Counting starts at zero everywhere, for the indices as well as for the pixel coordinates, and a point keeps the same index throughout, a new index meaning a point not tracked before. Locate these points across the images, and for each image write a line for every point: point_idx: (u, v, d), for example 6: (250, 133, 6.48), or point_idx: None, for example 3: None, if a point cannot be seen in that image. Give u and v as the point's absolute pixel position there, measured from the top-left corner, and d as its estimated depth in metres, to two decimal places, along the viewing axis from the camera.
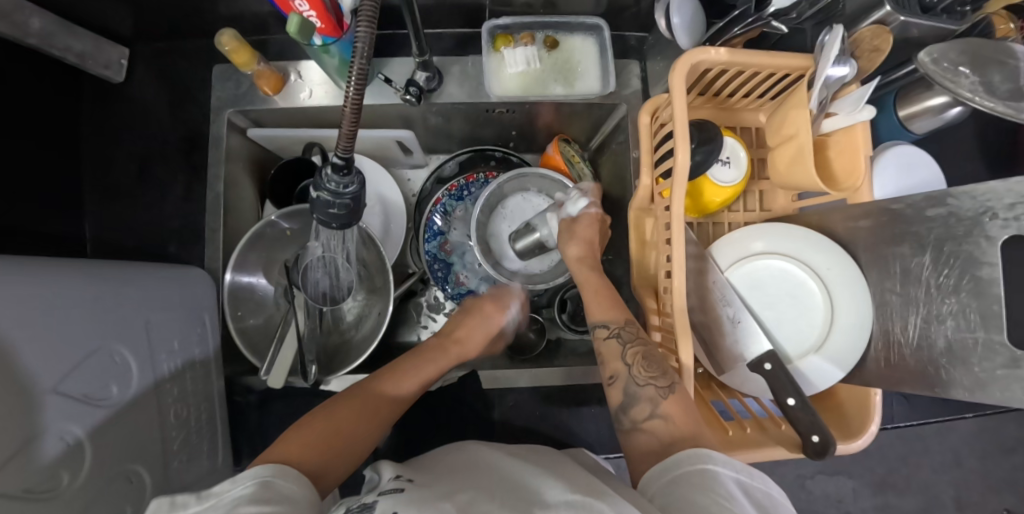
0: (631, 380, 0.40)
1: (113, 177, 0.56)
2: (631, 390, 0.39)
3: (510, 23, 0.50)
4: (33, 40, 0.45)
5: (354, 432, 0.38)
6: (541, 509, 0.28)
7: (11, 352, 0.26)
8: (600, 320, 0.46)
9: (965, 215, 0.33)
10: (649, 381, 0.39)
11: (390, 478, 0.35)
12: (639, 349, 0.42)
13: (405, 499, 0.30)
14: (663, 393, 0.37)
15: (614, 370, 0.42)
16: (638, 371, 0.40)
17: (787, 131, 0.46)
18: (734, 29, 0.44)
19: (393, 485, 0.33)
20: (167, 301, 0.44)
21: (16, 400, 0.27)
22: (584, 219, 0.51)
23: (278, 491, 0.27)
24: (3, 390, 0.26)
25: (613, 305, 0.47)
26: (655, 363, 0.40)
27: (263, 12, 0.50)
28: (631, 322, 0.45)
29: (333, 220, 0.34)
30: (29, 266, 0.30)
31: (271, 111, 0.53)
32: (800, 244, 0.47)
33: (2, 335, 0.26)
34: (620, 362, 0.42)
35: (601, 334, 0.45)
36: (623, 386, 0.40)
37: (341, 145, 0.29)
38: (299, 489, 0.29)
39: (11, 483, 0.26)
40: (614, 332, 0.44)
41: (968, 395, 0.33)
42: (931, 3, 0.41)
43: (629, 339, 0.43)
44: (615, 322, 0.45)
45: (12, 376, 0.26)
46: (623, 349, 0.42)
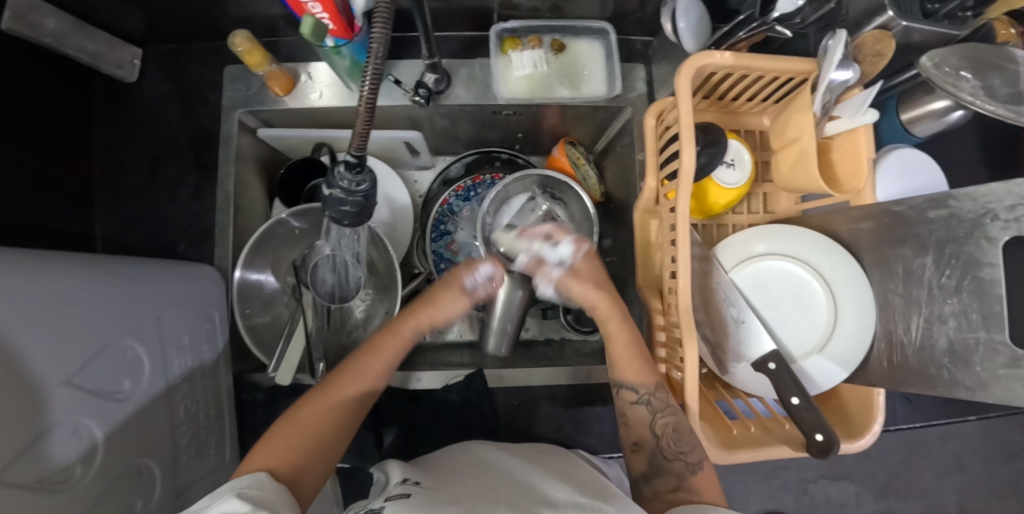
0: (659, 452, 0.42)
1: (123, 176, 0.56)
2: (658, 461, 0.42)
3: (517, 27, 0.50)
4: (47, 40, 0.46)
5: (323, 429, 0.39)
6: (549, 510, 0.29)
7: (26, 345, 0.27)
8: (628, 382, 0.45)
9: (966, 217, 0.34)
10: (678, 455, 0.42)
11: (398, 482, 0.35)
12: (669, 420, 0.42)
13: (414, 503, 0.30)
14: (692, 469, 0.41)
15: (640, 438, 0.44)
16: (668, 444, 0.42)
17: (790, 134, 0.46)
18: (739, 33, 0.45)
19: (400, 490, 0.33)
20: (177, 298, 0.44)
21: (32, 390, 0.27)
22: (579, 258, 0.50)
23: (255, 498, 0.28)
24: (20, 380, 0.26)
25: (642, 367, 0.45)
26: (684, 437, 0.41)
27: (274, 14, 0.51)
28: (661, 385, 0.44)
29: (345, 217, 0.35)
30: (44, 262, 0.31)
31: (281, 113, 0.54)
32: (804, 245, 0.48)
33: (20, 326, 0.27)
34: (647, 431, 0.44)
35: (628, 398, 0.45)
36: (650, 456, 0.43)
37: (355, 142, 0.30)
38: (278, 495, 0.30)
39: (22, 473, 0.26)
40: (643, 397, 0.44)
41: (970, 394, 0.34)
42: (932, 8, 0.42)
43: (659, 408, 0.43)
44: (643, 387, 0.44)
45: (30, 367, 0.27)
46: (652, 419, 0.43)
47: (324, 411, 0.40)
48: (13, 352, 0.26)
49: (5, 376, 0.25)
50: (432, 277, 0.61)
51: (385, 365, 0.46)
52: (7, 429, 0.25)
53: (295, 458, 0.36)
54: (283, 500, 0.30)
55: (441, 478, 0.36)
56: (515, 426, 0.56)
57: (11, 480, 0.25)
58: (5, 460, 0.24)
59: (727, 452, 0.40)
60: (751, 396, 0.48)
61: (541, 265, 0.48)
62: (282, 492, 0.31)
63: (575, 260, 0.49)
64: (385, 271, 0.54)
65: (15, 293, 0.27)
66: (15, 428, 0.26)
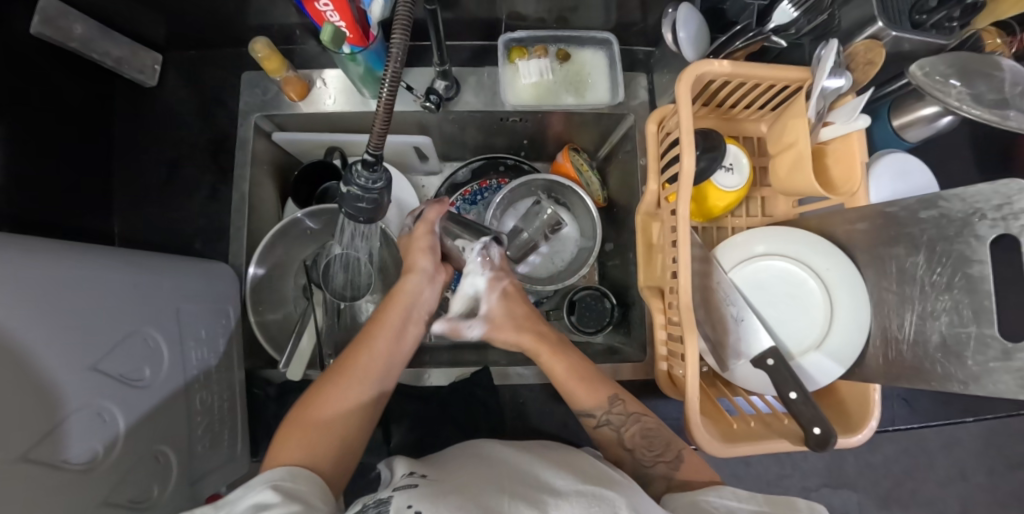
0: (638, 463, 0.42)
1: (141, 176, 0.58)
2: (642, 471, 0.42)
3: (525, 37, 0.53)
4: (73, 44, 0.48)
5: (341, 412, 0.39)
6: (554, 503, 0.29)
7: (54, 330, 0.28)
8: (584, 411, 0.44)
9: (956, 216, 0.35)
10: (656, 459, 0.42)
11: (402, 475, 0.36)
12: (635, 429, 0.43)
13: (421, 493, 0.31)
14: (673, 466, 0.41)
15: (617, 457, 0.44)
16: (642, 452, 0.42)
17: (787, 139, 0.48)
18: (735, 43, 0.47)
19: (406, 482, 0.34)
20: (194, 291, 0.46)
21: (60, 372, 0.29)
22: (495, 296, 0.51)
23: (290, 491, 0.30)
24: (45, 365, 0.27)
25: (593, 389, 0.44)
26: (656, 438, 0.43)
27: (292, 23, 0.53)
28: (615, 399, 0.44)
29: (360, 214, 0.37)
30: (74, 255, 0.32)
31: (296, 117, 0.56)
32: (799, 246, 0.49)
33: (48, 313, 0.28)
34: (621, 448, 0.43)
35: (592, 424, 0.44)
36: (632, 468, 0.42)
37: (372, 143, 0.32)
38: (311, 488, 0.32)
39: (49, 450, 0.27)
40: (603, 420, 0.44)
41: (963, 387, 0.35)
42: (921, 18, 0.44)
43: (620, 422, 0.44)
44: (599, 410, 0.44)
45: (53, 352, 0.28)
46: (620, 435, 0.44)
47: (333, 398, 0.39)
48: (44, 336, 0.27)
49: (33, 359, 0.27)
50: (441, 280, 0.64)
51: (393, 332, 0.45)
52: (31, 411, 0.26)
53: (326, 443, 0.37)
54: (316, 493, 0.32)
55: (446, 470, 0.37)
56: (522, 423, 0.57)
57: (37, 456, 0.26)
58: (31, 437, 0.26)
59: (731, 446, 0.42)
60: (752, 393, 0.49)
61: (458, 331, 0.50)
62: (314, 485, 0.32)
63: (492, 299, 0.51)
64: (395, 271, 0.55)
65: (42, 283, 0.28)
66: (41, 407, 0.27)
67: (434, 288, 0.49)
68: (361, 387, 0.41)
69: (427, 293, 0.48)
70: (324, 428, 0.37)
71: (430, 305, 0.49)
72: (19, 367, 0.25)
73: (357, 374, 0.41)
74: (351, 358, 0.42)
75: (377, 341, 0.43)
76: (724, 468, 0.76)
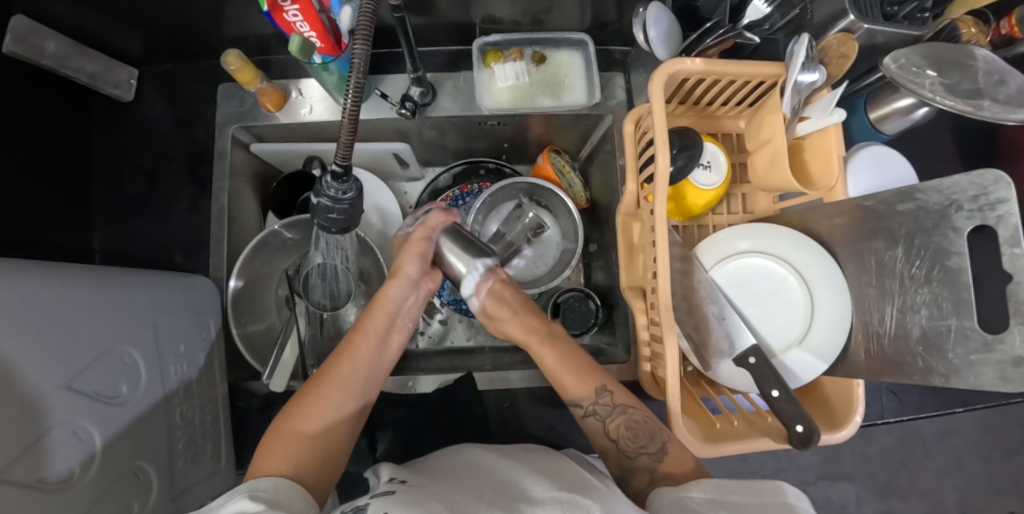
0: (623, 454, 0.42)
1: (121, 191, 0.58)
2: (625, 464, 0.41)
3: (500, 40, 0.53)
4: (48, 62, 0.48)
5: (325, 422, 0.39)
6: (530, 508, 0.29)
7: (26, 351, 0.28)
8: (572, 400, 0.45)
9: (933, 208, 0.35)
10: (639, 451, 0.41)
11: (385, 481, 0.36)
12: (621, 421, 0.43)
13: (398, 499, 0.31)
14: (656, 458, 0.39)
15: (603, 448, 0.44)
16: (626, 444, 0.42)
17: (763, 136, 0.48)
18: (707, 40, 0.47)
19: (385, 488, 0.33)
20: (173, 306, 0.45)
21: (31, 393, 0.28)
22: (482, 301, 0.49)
23: (269, 500, 0.29)
24: (16, 388, 0.27)
25: (581, 377, 0.45)
26: (639, 430, 0.42)
27: (266, 34, 0.53)
28: (603, 389, 0.44)
29: (332, 224, 0.37)
30: (46, 274, 0.32)
31: (274, 127, 0.56)
32: (781, 242, 0.49)
33: (21, 334, 0.28)
34: (607, 439, 0.43)
35: (578, 415, 0.45)
36: (617, 460, 0.42)
37: (340, 154, 0.32)
38: (292, 497, 0.31)
39: (24, 471, 0.27)
40: (590, 409, 0.44)
41: (945, 381, 0.34)
42: (892, 10, 0.44)
43: (606, 413, 0.44)
44: (586, 400, 0.44)
45: (24, 374, 0.28)
46: (605, 426, 0.43)
47: (314, 409, 0.39)
48: (13, 357, 0.27)
49: (3, 382, 0.26)
50: None
51: (376, 340, 0.44)
52: (7, 431, 0.26)
53: (309, 454, 0.36)
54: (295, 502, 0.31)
55: (427, 477, 0.36)
56: (510, 428, 0.56)
57: (14, 477, 0.26)
58: (9, 457, 0.26)
59: (712, 446, 0.41)
60: (736, 391, 0.49)
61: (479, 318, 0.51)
62: (299, 497, 0.31)
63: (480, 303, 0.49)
64: (377, 280, 0.55)
65: (15, 303, 0.28)
66: (17, 428, 0.27)
67: (418, 294, 0.48)
68: (345, 397, 0.41)
69: (411, 300, 0.48)
70: (306, 438, 0.37)
71: (414, 313, 0.48)
72: None
73: (342, 383, 0.41)
74: (334, 368, 0.42)
75: (359, 349, 0.43)
76: (719, 465, 0.76)
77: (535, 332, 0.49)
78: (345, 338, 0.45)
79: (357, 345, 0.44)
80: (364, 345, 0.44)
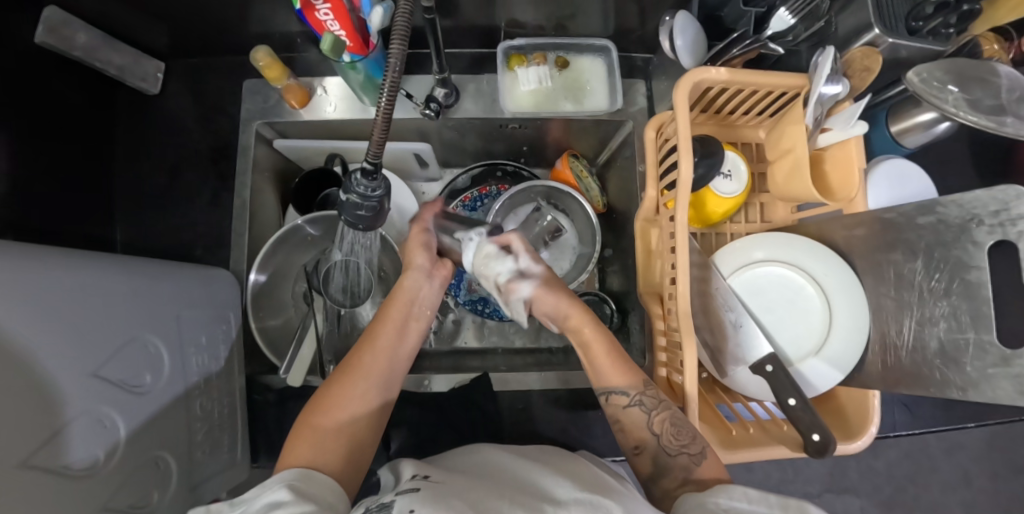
0: (661, 450, 0.39)
1: (143, 183, 0.59)
2: (662, 460, 0.39)
3: (524, 44, 0.53)
4: (78, 53, 0.49)
5: (344, 416, 0.38)
6: (553, 508, 0.30)
7: (54, 339, 0.29)
8: (617, 387, 0.42)
9: (954, 222, 0.35)
10: (680, 449, 0.39)
11: (409, 477, 0.36)
12: (665, 415, 0.40)
13: (423, 496, 0.31)
14: (697, 460, 0.38)
15: (640, 441, 0.41)
16: (669, 440, 0.39)
17: (784, 146, 0.48)
18: (733, 50, 0.48)
19: (410, 485, 0.34)
20: (195, 298, 0.46)
21: (56, 381, 0.29)
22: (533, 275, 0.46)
23: (305, 492, 0.30)
24: (41, 376, 0.27)
25: (628, 369, 0.43)
26: (684, 428, 0.40)
27: (293, 32, 0.54)
28: (648, 381, 0.42)
29: (360, 221, 0.38)
30: (76, 263, 0.33)
31: (297, 124, 0.57)
32: (799, 253, 0.49)
33: (46, 322, 0.28)
34: (646, 431, 0.41)
35: (620, 403, 0.42)
36: (653, 456, 0.40)
37: (371, 151, 0.33)
38: (325, 491, 0.32)
39: (49, 457, 0.28)
40: (635, 399, 0.41)
41: (961, 394, 0.35)
42: (917, 25, 0.43)
43: (652, 405, 0.41)
44: (633, 388, 0.41)
45: (51, 361, 0.28)
46: (649, 418, 0.40)
47: (338, 403, 0.39)
48: (39, 346, 0.27)
49: (33, 364, 0.27)
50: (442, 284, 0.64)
51: (393, 330, 0.44)
52: (30, 418, 0.26)
53: (332, 447, 0.36)
54: (327, 495, 0.32)
55: (447, 475, 0.37)
56: (522, 430, 0.56)
57: (38, 462, 0.27)
58: (31, 445, 0.26)
59: (729, 451, 0.42)
60: (751, 399, 0.49)
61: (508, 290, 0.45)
62: (333, 486, 0.33)
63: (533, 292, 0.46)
64: (395, 277, 0.56)
65: (43, 291, 0.29)
66: (43, 415, 0.27)
67: (433, 284, 0.48)
68: (365, 390, 0.40)
69: (426, 289, 0.47)
70: (331, 432, 0.37)
71: (431, 303, 0.48)
72: (17, 374, 0.25)
73: (361, 375, 0.41)
74: (356, 360, 0.42)
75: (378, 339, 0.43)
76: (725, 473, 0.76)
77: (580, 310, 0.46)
78: (365, 331, 0.45)
79: (376, 336, 0.43)
80: (383, 336, 0.43)
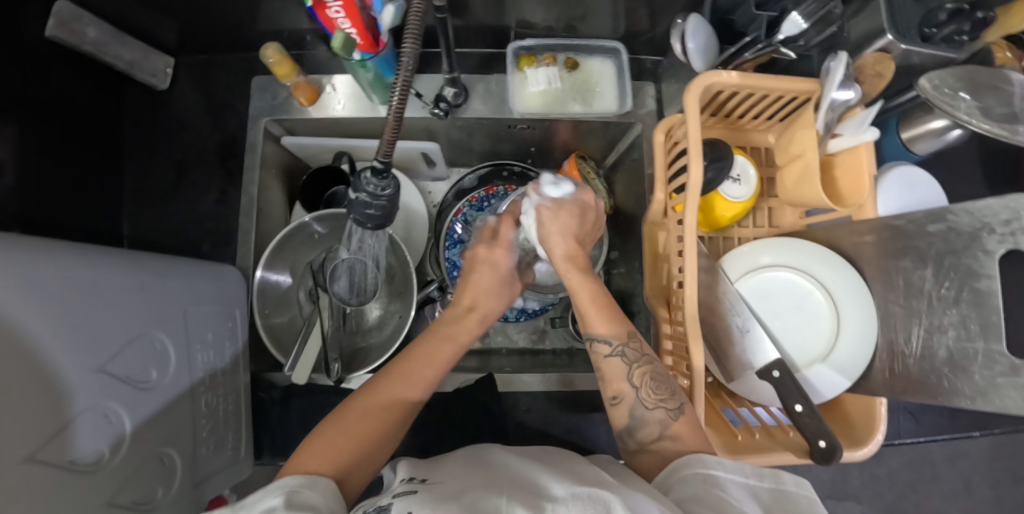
0: (638, 403, 0.39)
1: (151, 179, 0.59)
2: (638, 413, 0.39)
3: (534, 45, 0.53)
4: (87, 47, 0.49)
5: (377, 432, 0.37)
6: (551, 505, 0.27)
7: (59, 334, 0.28)
8: (600, 335, 0.42)
9: (964, 230, 0.35)
10: (658, 403, 0.38)
11: (401, 481, 0.34)
12: (646, 369, 0.40)
13: (421, 498, 0.29)
14: (674, 415, 0.38)
15: (618, 391, 0.41)
16: (647, 394, 0.39)
17: (794, 151, 0.48)
18: (746, 54, 0.48)
19: (405, 488, 0.32)
20: (202, 294, 0.46)
21: (63, 376, 0.29)
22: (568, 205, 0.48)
23: (303, 500, 0.28)
24: (45, 373, 0.27)
25: (615, 320, 0.43)
26: (663, 384, 0.40)
27: (302, 29, 0.54)
28: (633, 335, 0.42)
29: (370, 220, 0.38)
30: (84, 258, 0.33)
31: (305, 121, 0.57)
32: (807, 259, 0.49)
33: (52, 316, 0.28)
34: (625, 384, 0.41)
35: (601, 353, 0.42)
36: (630, 408, 0.40)
37: (383, 150, 0.33)
38: (327, 499, 0.30)
39: (55, 453, 0.28)
40: (616, 350, 0.41)
41: (969, 403, 0.35)
42: (930, 32, 0.44)
43: (634, 358, 0.41)
44: (617, 339, 0.42)
45: (56, 356, 0.28)
46: (629, 370, 0.41)
47: (380, 414, 0.38)
48: (45, 341, 0.27)
49: (40, 357, 0.27)
50: (445, 284, 0.61)
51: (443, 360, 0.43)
52: (36, 413, 0.26)
53: (354, 458, 0.35)
54: (328, 500, 0.30)
55: (446, 474, 0.35)
56: (526, 432, 0.56)
57: (45, 457, 0.27)
58: (37, 440, 0.26)
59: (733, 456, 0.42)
60: (756, 405, 0.49)
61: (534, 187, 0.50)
62: (332, 496, 0.30)
63: (562, 203, 0.48)
64: (401, 276, 0.56)
65: (51, 285, 0.29)
66: (48, 412, 0.27)
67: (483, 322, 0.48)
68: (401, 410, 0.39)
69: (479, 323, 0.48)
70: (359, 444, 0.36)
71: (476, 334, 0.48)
72: (24, 368, 0.25)
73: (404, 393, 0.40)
74: (402, 375, 0.41)
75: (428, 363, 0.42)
76: None
77: (575, 257, 0.47)
78: (412, 346, 0.44)
79: (427, 360, 0.43)
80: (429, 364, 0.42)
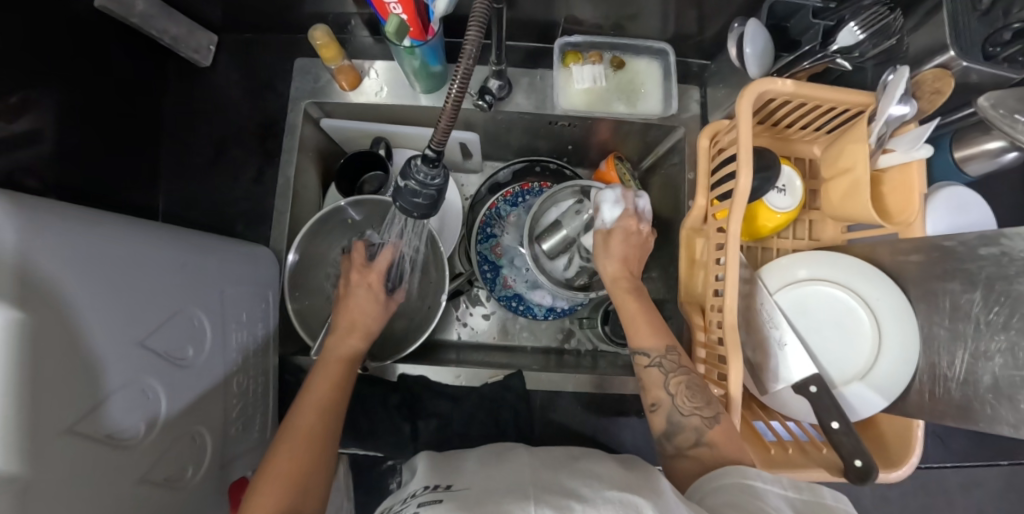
0: (675, 409, 0.40)
1: (189, 155, 0.59)
2: (675, 419, 0.40)
3: (581, 42, 0.53)
4: (135, 20, 0.49)
5: (312, 446, 0.37)
6: (581, 506, 0.26)
7: (103, 305, 0.28)
8: (640, 347, 0.44)
9: (1019, 256, 0.34)
10: (693, 410, 0.39)
11: (423, 489, 0.33)
12: (682, 379, 0.41)
13: (459, 503, 0.29)
14: (709, 423, 0.38)
15: (655, 398, 0.42)
16: (682, 401, 0.40)
17: (843, 164, 0.47)
18: (802, 63, 0.47)
19: (429, 497, 0.31)
20: (239, 275, 0.46)
21: (104, 348, 0.28)
22: (619, 231, 0.51)
23: None
24: (89, 344, 0.27)
25: (656, 329, 0.45)
26: (699, 392, 0.40)
27: (349, 12, 0.54)
28: (672, 347, 0.44)
29: (416, 208, 0.37)
30: (130, 230, 0.32)
31: (345, 106, 0.56)
32: (848, 274, 0.48)
33: (98, 286, 0.28)
34: (662, 391, 0.42)
35: (640, 363, 0.44)
36: (666, 415, 0.41)
37: (437, 139, 0.31)
38: None
39: (92, 426, 0.27)
40: (655, 360, 0.43)
41: (1014, 432, 0.34)
42: (993, 51, 0.42)
43: (672, 368, 0.42)
44: (655, 350, 0.43)
45: (99, 328, 0.28)
46: (666, 378, 0.42)
47: (309, 428, 0.38)
48: (89, 311, 0.27)
49: (86, 328, 0.27)
50: (474, 277, 0.62)
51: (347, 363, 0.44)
52: (79, 384, 0.26)
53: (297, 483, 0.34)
54: None
55: (480, 474, 0.35)
56: (547, 431, 0.56)
57: (84, 429, 0.27)
58: (78, 411, 0.26)
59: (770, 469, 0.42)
60: (789, 419, 0.48)
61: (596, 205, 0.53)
62: None
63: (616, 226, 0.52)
64: (434, 270, 0.57)
65: (98, 255, 0.28)
66: (89, 384, 0.27)
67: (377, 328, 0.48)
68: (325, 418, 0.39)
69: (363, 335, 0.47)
70: (289, 479, 0.34)
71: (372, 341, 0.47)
72: (70, 339, 0.25)
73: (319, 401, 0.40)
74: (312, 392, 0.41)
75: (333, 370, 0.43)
76: None
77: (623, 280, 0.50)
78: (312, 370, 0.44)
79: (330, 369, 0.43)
80: (336, 368, 0.44)
